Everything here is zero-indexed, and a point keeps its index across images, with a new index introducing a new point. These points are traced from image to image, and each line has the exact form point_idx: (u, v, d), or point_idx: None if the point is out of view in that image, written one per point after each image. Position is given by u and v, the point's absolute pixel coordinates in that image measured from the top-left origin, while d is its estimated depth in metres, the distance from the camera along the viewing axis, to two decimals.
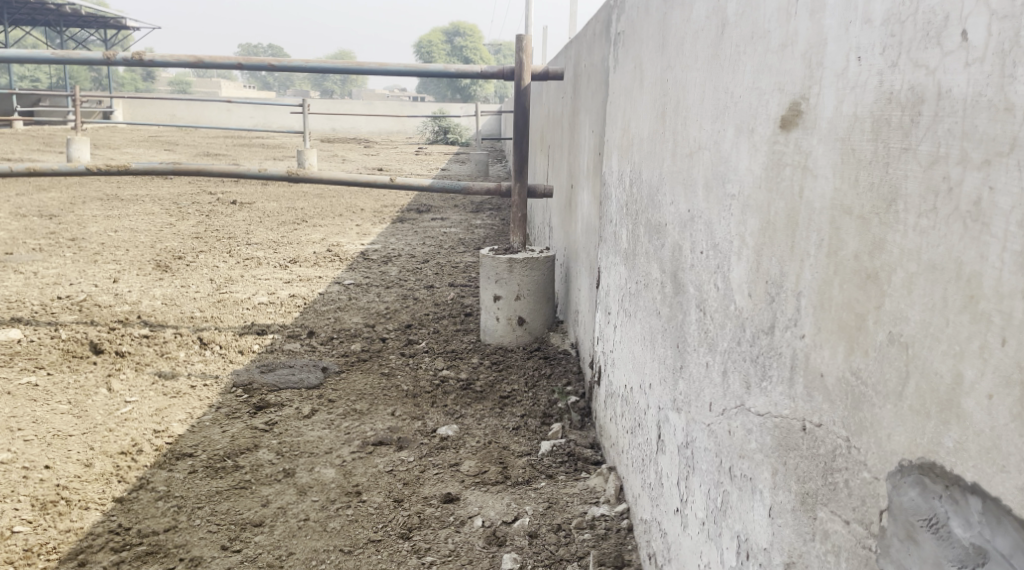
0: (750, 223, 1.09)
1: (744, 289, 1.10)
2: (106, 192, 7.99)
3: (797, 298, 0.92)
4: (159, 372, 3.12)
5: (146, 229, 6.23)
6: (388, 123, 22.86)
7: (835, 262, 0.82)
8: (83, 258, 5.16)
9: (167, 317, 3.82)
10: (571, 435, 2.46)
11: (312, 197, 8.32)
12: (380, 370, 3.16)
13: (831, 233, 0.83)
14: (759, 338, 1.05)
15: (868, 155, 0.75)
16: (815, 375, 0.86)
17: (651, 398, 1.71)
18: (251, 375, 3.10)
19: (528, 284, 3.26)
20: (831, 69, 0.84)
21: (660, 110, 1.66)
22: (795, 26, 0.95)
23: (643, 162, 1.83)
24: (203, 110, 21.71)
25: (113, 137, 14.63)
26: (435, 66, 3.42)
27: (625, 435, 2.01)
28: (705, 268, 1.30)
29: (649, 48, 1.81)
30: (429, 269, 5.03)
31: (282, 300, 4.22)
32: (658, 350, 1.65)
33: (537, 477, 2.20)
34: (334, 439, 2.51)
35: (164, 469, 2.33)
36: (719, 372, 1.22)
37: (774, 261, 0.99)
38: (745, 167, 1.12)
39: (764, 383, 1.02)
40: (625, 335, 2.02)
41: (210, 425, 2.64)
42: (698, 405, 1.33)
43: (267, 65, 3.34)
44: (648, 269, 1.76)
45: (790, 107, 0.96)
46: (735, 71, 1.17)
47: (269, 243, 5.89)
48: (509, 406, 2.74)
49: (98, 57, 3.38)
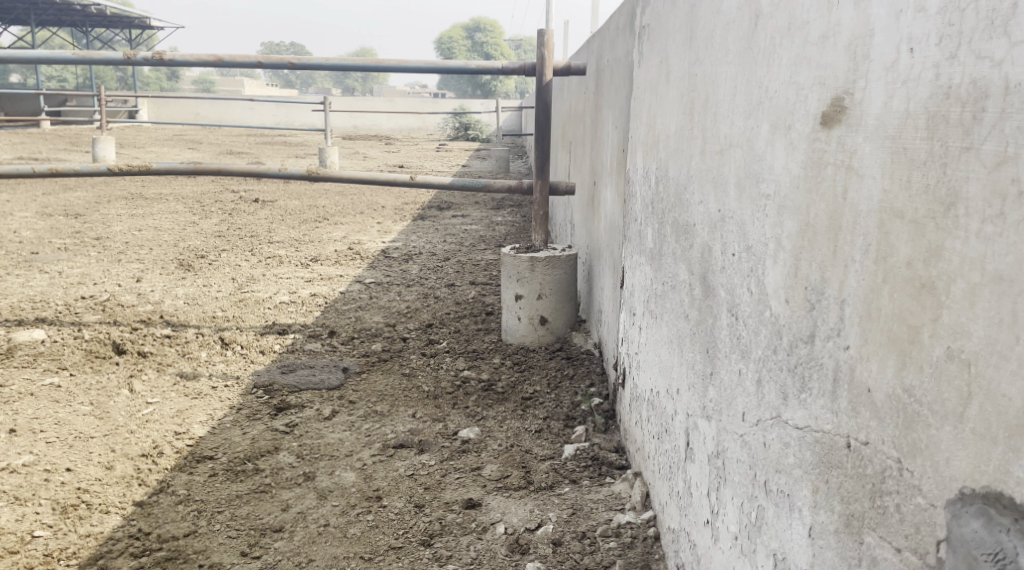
0: (787, 225, 1.03)
1: (781, 295, 1.05)
2: (131, 191, 8.03)
3: (841, 305, 0.86)
4: (181, 373, 3.11)
5: (170, 228, 6.25)
6: (408, 120, 22.86)
7: (885, 269, 0.76)
8: (107, 257, 5.17)
9: (190, 317, 3.81)
10: (595, 439, 2.41)
11: (334, 195, 8.34)
12: (401, 370, 3.13)
13: (880, 237, 0.77)
14: (797, 347, 0.99)
15: (922, 155, 0.70)
16: (861, 390, 0.81)
17: (679, 404, 1.65)
18: (271, 376, 3.07)
19: (550, 283, 3.21)
20: (879, 62, 0.79)
21: (689, 106, 1.60)
22: (838, 16, 0.89)
23: (670, 160, 1.78)
24: (226, 108, 21.85)
25: (138, 137, 14.75)
26: (456, 63, 3.37)
27: (651, 440, 1.95)
28: (738, 272, 1.25)
29: (676, 41, 1.75)
30: (450, 267, 5.00)
31: (304, 299, 4.20)
32: (687, 354, 1.60)
33: (560, 482, 2.15)
34: (354, 441, 2.48)
35: (184, 472, 2.30)
36: (753, 381, 1.16)
37: (815, 267, 0.94)
38: (782, 166, 1.06)
39: (803, 395, 0.97)
40: (650, 337, 1.97)
41: (230, 427, 2.62)
42: (730, 414, 1.28)
43: (287, 64, 3.31)
44: (676, 270, 1.70)
45: (832, 102, 0.90)
46: (771, 65, 1.11)
47: (291, 242, 5.89)
48: (531, 408, 2.70)
49: (119, 56, 3.36)
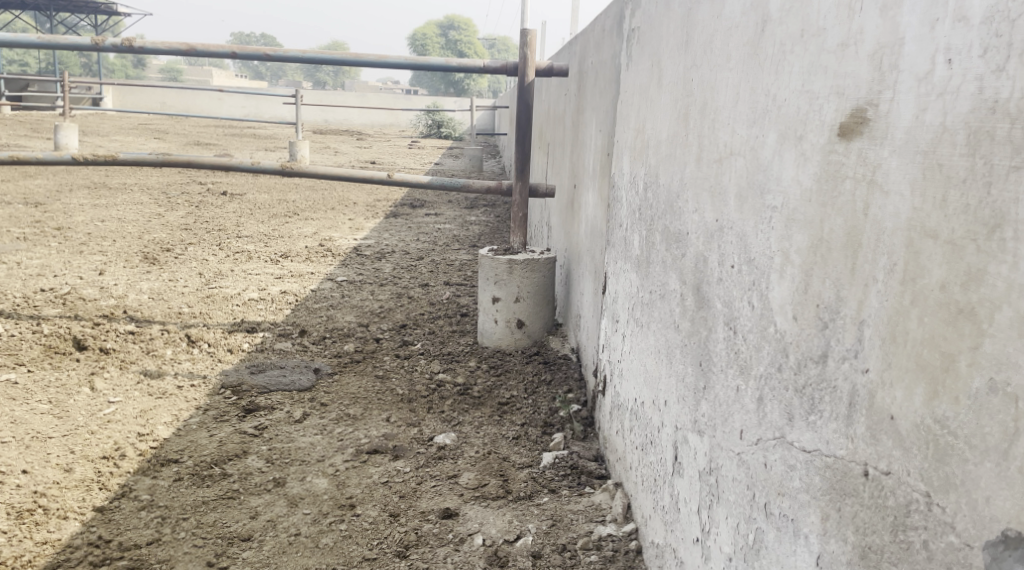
0: (796, 239, 1.00)
1: (788, 311, 1.01)
2: (95, 181, 7.85)
3: (858, 327, 0.83)
4: (145, 371, 3.01)
5: (134, 220, 6.10)
6: (380, 115, 22.66)
7: (912, 292, 0.73)
8: (69, 249, 5.03)
9: (155, 313, 3.70)
10: (574, 446, 2.36)
11: (304, 190, 8.22)
12: (375, 372, 3.06)
13: (907, 257, 0.74)
14: (806, 367, 0.95)
15: (961, 174, 0.68)
16: (881, 417, 0.77)
17: (666, 416, 1.61)
18: (240, 376, 2.99)
19: (528, 286, 3.16)
20: (909, 73, 0.75)
21: (684, 112, 1.56)
22: (860, 23, 0.85)
23: (660, 166, 1.74)
24: (194, 99, 21.53)
25: (104, 125, 14.45)
26: (435, 59, 3.30)
27: (634, 451, 1.91)
28: (737, 284, 1.21)
29: (670, 46, 1.72)
30: (424, 266, 4.93)
31: (274, 296, 4.11)
32: (676, 365, 1.56)
33: (539, 491, 2.10)
34: (326, 445, 2.41)
35: (148, 476, 2.22)
36: (754, 399, 1.12)
37: (828, 285, 0.90)
38: (792, 177, 1.02)
39: (812, 418, 0.93)
40: (635, 346, 1.93)
41: (196, 428, 2.54)
42: (725, 431, 1.24)
43: (262, 55, 3.22)
44: (665, 280, 1.66)
45: (852, 113, 0.86)
46: (779, 72, 1.08)
47: (260, 237, 5.78)
48: (508, 414, 2.65)
49: (87, 41, 3.24)
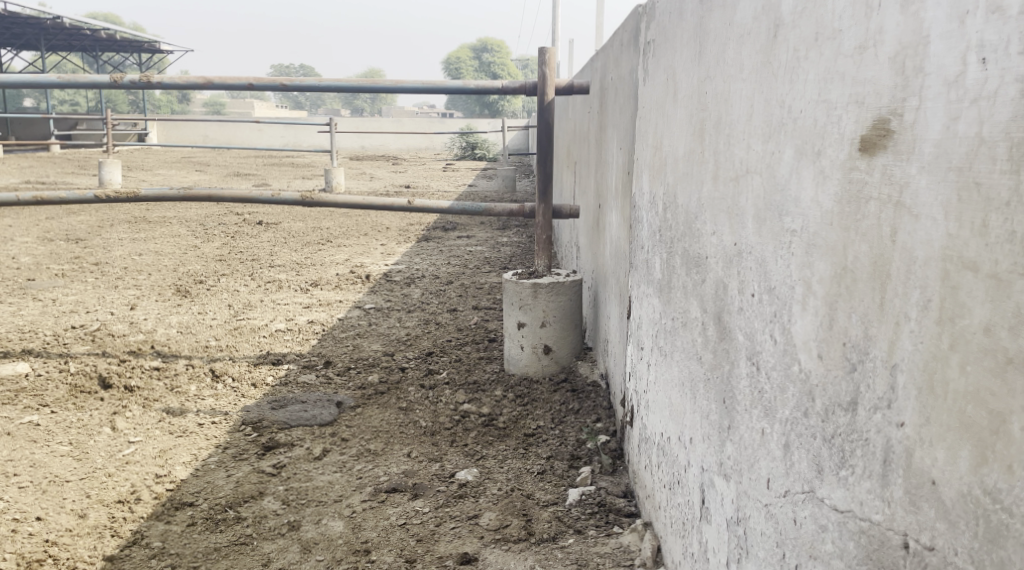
0: (818, 267, 0.88)
1: (812, 347, 0.90)
2: (135, 215, 7.92)
3: (891, 373, 0.71)
4: (168, 409, 2.95)
5: (170, 253, 6.11)
6: (415, 138, 22.74)
7: (950, 334, 0.62)
8: (104, 283, 5.04)
9: (182, 347, 3.66)
10: (602, 482, 2.24)
11: (338, 217, 8.22)
12: (398, 404, 2.96)
13: (942, 293, 0.63)
14: (834, 415, 0.84)
15: (1004, 195, 0.57)
16: (920, 481, 0.66)
17: (692, 455, 1.49)
18: (261, 412, 2.91)
19: (554, 310, 3.05)
20: (937, 75, 0.64)
21: (698, 127, 1.45)
22: (879, 22, 0.75)
23: (678, 185, 1.64)
24: (233, 131, 21.87)
25: (146, 159, 14.71)
26: (455, 81, 3.21)
27: (662, 490, 1.79)
28: (759, 315, 1.10)
29: (684, 57, 1.61)
30: (453, 290, 4.86)
31: (301, 327, 4.05)
32: (700, 401, 1.44)
33: (564, 532, 1.99)
34: (345, 484, 2.32)
35: (161, 521, 2.15)
36: (781, 445, 1.00)
37: (855, 320, 0.79)
38: (810, 198, 0.91)
39: (843, 473, 0.81)
40: (659, 376, 1.82)
41: (215, 468, 2.46)
42: (752, 478, 1.13)
43: (279, 86, 3.16)
44: (687, 306, 1.55)
45: (874, 126, 0.75)
46: (794, 81, 0.97)
47: (292, 265, 5.75)
48: (534, 446, 2.54)
49: (106, 78, 3.21)
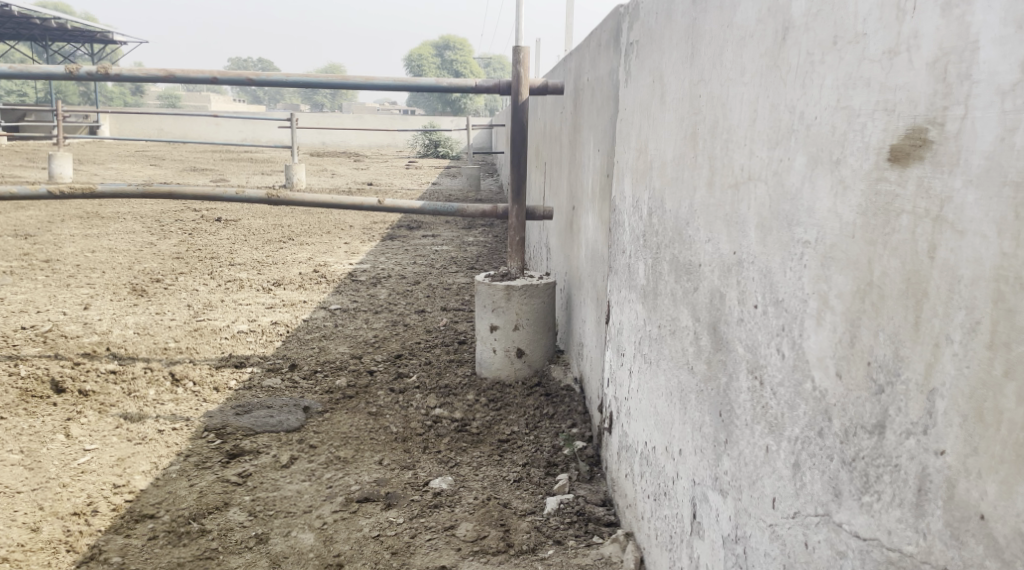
0: (836, 281, 0.84)
1: (829, 365, 0.86)
2: (87, 211, 7.70)
3: (928, 398, 0.68)
4: (125, 415, 2.85)
5: (125, 250, 5.93)
6: (377, 135, 22.54)
7: (1004, 360, 0.61)
8: (55, 282, 4.87)
9: (139, 349, 3.54)
10: (580, 490, 2.19)
11: (300, 214, 8.09)
12: (368, 409, 2.89)
13: (995, 316, 0.62)
14: (855, 437, 0.80)
15: None
16: (965, 514, 0.65)
17: (682, 467, 1.45)
18: (224, 418, 2.81)
19: (527, 313, 3.00)
20: (989, 82, 0.62)
21: (690, 131, 1.41)
22: (913, 25, 0.71)
23: (666, 191, 1.60)
24: (190, 125, 21.46)
25: (99, 153, 14.35)
26: (425, 78, 3.14)
27: (645, 501, 1.75)
28: (763, 328, 1.06)
29: (673, 60, 1.57)
30: (420, 291, 4.78)
31: (264, 328, 3.95)
32: (691, 412, 1.40)
33: (544, 543, 1.94)
34: (314, 494, 2.25)
35: (120, 535, 2.05)
36: (788, 464, 0.96)
37: (883, 340, 0.75)
38: (826, 209, 0.87)
39: (866, 499, 0.78)
40: (643, 384, 1.78)
41: (176, 477, 2.37)
42: (754, 495, 1.09)
43: (244, 80, 3.07)
44: (676, 315, 1.51)
45: (905, 134, 0.72)
46: (807, 87, 0.93)
47: (253, 264, 5.62)
48: (509, 453, 2.48)
49: (60, 70, 3.09)
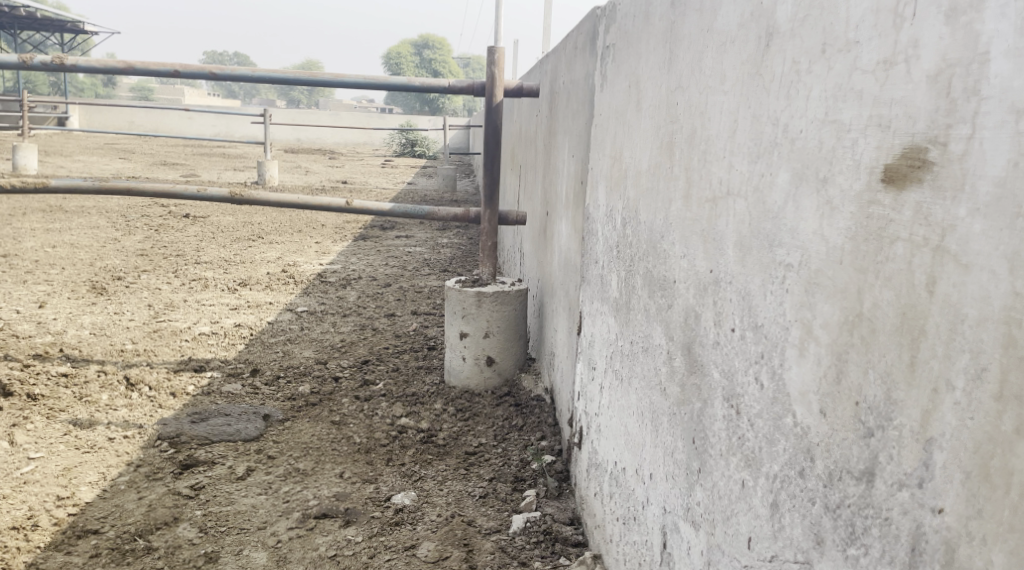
0: (821, 310, 0.78)
1: (812, 401, 0.79)
2: (49, 204, 7.50)
3: (927, 448, 0.63)
4: (74, 421, 2.73)
5: (87, 246, 5.78)
6: (353, 133, 22.37)
7: (1015, 413, 0.56)
8: (11, 278, 4.72)
9: (94, 351, 3.41)
10: (547, 508, 2.12)
11: (271, 212, 7.95)
12: (331, 418, 2.80)
13: (1004, 362, 0.56)
14: (840, 482, 0.73)
15: None
16: None
17: (653, 492, 1.38)
18: (179, 426, 2.70)
19: (498, 320, 2.93)
20: (1001, 100, 0.57)
21: (667, 140, 1.34)
22: (913, 34, 0.65)
23: (640, 202, 1.53)
24: (163, 118, 21.17)
25: (67, 145, 14.08)
26: (394, 77, 3.04)
27: (614, 523, 1.68)
28: (740, 353, 0.99)
29: (650, 64, 1.51)
30: (391, 294, 4.69)
31: (227, 330, 3.84)
32: (663, 436, 1.33)
33: (508, 565, 1.87)
34: (270, 509, 2.16)
35: (60, 552, 1.95)
36: (765, 504, 0.90)
37: (876, 380, 0.69)
38: (810, 231, 0.80)
39: (852, 554, 0.71)
40: (614, 401, 1.71)
41: (125, 489, 2.27)
42: (727, 532, 1.02)
43: (207, 74, 2.96)
44: (648, 331, 1.44)
45: (902, 154, 0.66)
46: (791, 96, 0.87)
47: (219, 263, 5.49)
48: (476, 467, 2.41)
49: (13, 58, 2.96)
